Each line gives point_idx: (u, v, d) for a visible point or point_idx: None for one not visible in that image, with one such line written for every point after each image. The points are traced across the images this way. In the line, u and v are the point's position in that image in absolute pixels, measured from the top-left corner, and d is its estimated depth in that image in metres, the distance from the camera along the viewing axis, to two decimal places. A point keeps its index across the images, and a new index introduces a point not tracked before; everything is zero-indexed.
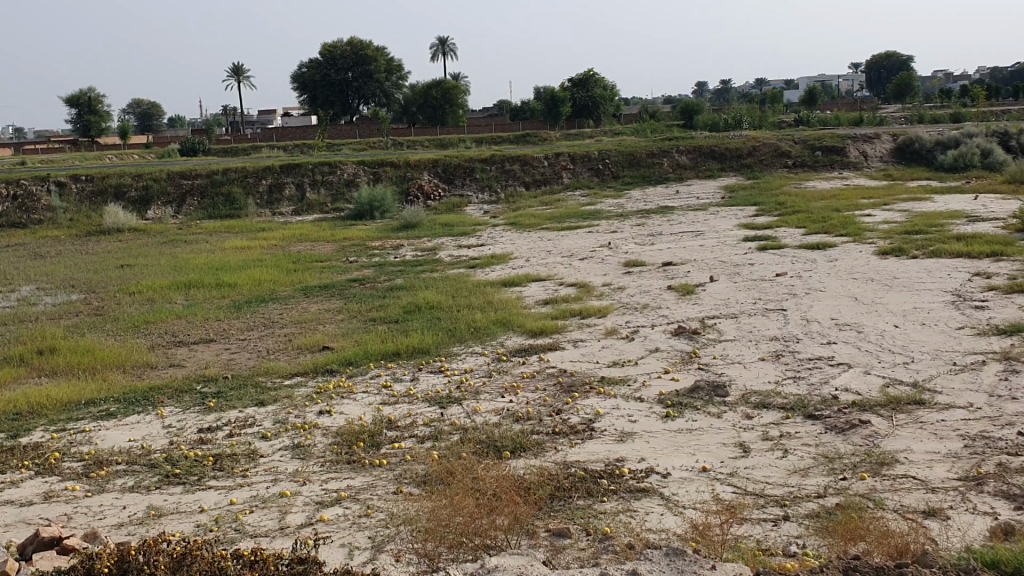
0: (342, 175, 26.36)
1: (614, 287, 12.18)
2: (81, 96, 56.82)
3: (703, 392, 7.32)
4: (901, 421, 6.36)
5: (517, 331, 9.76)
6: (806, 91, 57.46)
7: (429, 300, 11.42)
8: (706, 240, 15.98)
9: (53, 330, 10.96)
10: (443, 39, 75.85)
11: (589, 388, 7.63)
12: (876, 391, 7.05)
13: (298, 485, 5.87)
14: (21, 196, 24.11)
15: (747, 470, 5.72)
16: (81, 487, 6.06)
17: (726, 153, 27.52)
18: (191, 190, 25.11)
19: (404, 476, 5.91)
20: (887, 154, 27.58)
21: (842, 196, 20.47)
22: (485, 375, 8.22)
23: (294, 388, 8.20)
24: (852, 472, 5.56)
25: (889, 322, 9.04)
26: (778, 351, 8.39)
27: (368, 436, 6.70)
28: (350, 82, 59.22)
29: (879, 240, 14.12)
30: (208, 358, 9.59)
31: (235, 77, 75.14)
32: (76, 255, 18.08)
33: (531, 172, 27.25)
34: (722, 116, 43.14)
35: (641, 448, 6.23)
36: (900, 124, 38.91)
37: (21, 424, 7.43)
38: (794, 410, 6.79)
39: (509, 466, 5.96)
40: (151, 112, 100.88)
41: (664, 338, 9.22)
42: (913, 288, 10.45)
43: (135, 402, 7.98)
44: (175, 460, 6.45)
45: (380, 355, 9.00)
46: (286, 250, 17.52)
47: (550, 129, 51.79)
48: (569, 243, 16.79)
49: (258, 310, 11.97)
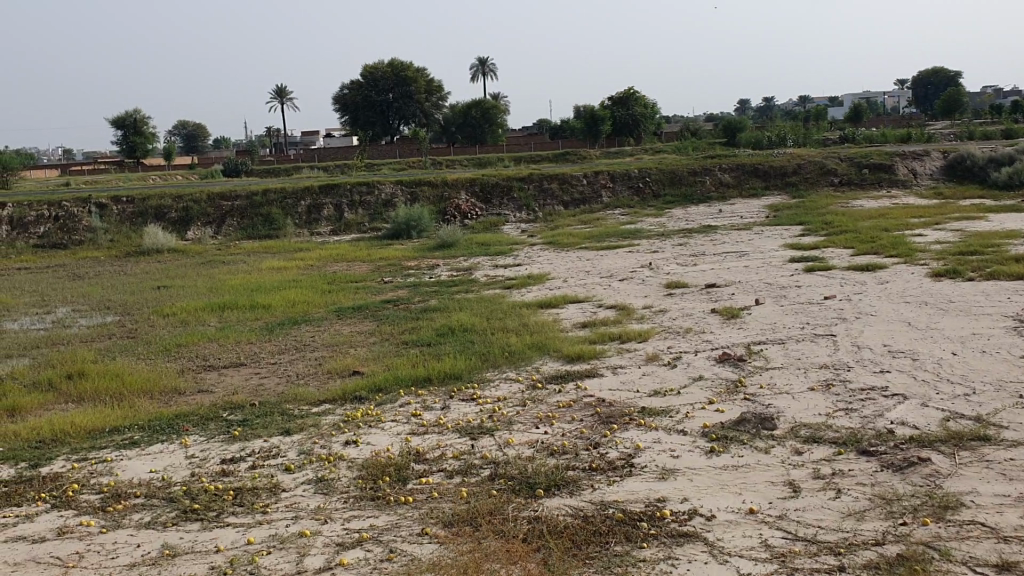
0: (380, 195, 26.26)
1: (655, 310, 11.79)
2: (127, 117, 57.72)
3: (749, 425, 6.91)
4: (964, 459, 5.90)
5: (553, 356, 9.42)
6: (852, 107, 56.31)
7: (463, 322, 11.13)
8: (751, 261, 15.52)
9: (83, 353, 10.83)
10: (484, 59, 76.17)
11: (629, 420, 7.25)
12: (936, 425, 6.59)
13: (319, 524, 5.58)
14: (63, 217, 24.31)
15: (798, 512, 5.31)
16: (96, 522, 5.82)
17: (771, 171, 27.03)
18: (231, 211, 25.18)
19: (431, 515, 5.59)
20: (937, 171, 26.88)
21: (892, 215, 19.90)
22: (520, 404, 7.87)
23: (322, 416, 7.93)
24: (913, 517, 5.12)
25: (947, 349, 8.55)
26: (829, 380, 7.94)
27: (394, 470, 6.39)
28: (391, 103, 59.45)
29: (933, 261, 13.56)
30: (238, 383, 9.37)
31: (278, 99, 76.13)
32: (113, 276, 18.07)
33: (570, 191, 26.93)
34: (764, 134, 42.57)
35: (683, 486, 5.85)
36: (950, 141, 38.08)
37: (43, 453, 7.25)
38: (847, 445, 6.36)
39: (542, 506, 5.63)
40: (197, 134, 102.75)
41: (707, 365, 8.82)
42: (970, 313, 9.94)
43: (160, 430, 7.77)
44: (194, 494, 6.19)
45: (411, 380, 8.71)
46: (323, 271, 17.37)
47: (590, 146, 51.25)
48: (608, 263, 16.44)
49: (290, 332, 11.76)
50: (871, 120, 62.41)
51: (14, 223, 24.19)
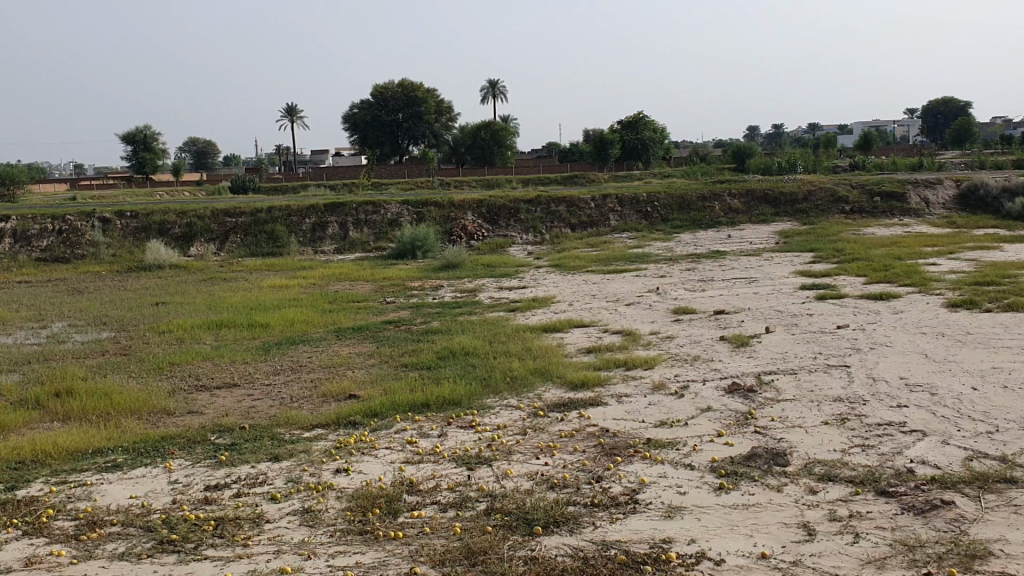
0: (386, 215, 26.03)
1: (662, 337, 11.44)
2: (138, 133, 57.67)
3: (760, 460, 6.56)
4: (990, 503, 5.54)
5: (556, 382, 9.10)
6: (862, 135, 56.02)
7: (464, 346, 10.81)
8: (761, 288, 15.18)
9: (72, 370, 10.52)
10: (494, 81, 76.27)
11: (634, 452, 6.91)
12: (958, 465, 6.24)
13: (302, 559, 5.26)
14: (66, 231, 24.13)
15: (813, 558, 4.97)
16: (67, 552, 5.50)
17: (781, 198, 26.76)
18: (235, 227, 24.96)
19: (422, 552, 5.27)
20: (950, 201, 26.54)
21: (905, 243, 19.56)
22: (520, 433, 7.53)
23: (313, 442, 7.59)
24: (938, 566, 4.79)
25: (967, 384, 8.20)
26: (844, 414, 7.58)
27: (386, 502, 6.06)
28: (400, 123, 59.41)
29: (949, 291, 13.22)
30: (230, 405, 9.04)
31: (289, 117, 76.35)
32: (112, 292, 17.78)
33: (577, 214, 26.67)
34: (774, 160, 42.39)
35: (690, 526, 5.50)
36: (962, 171, 37.76)
37: (20, 474, 6.93)
38: (865, 485, 6.00)
39: (539, 545, 5.30)
40: (207, 150, 103.04)
41: (716, 395, 8.47)
42: (990, 345, 9.58)
43: (144, 453, 7.44)
44: (173, 523, 5.86)
45: (408, 406, 8.38)
46: (324, 290, 17.07)
47: (598, 169, 51.00)
48: (615, 287, 16.14)
49: (287, 353, 11.45)
50: (880, 149, 62.12)
51: (17, 235, 24.01)
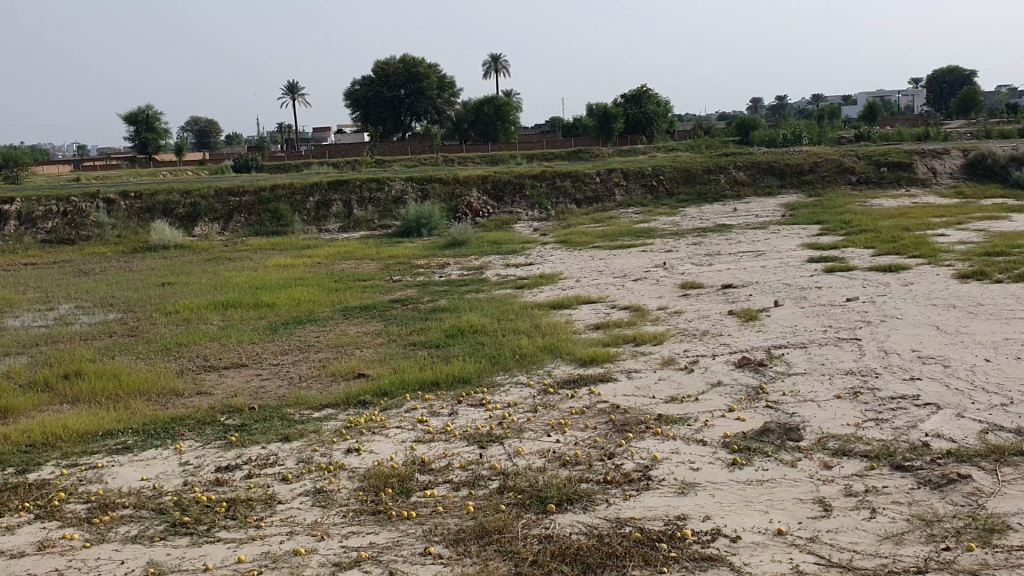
0: (390, 192, 25.92)
1: (670, 312, 11.37)
2: (140, 113, 57.50)
3: (773, 435, 6.50)
4: (1007, 476, 5.50)
5: (565, 359, 9.05)
6: (867, 106, 55.90)
7: (472, 323, 10.76)
8: (768, 261, 15.09)
9: (81, 352, 10.48)
10: (497, 55, 75.77)
11: (645, 429, 6.87)
12: (974, 438, 6.19)
13: (315, 541, 5.23)
14: (71, 212, 24.07)
15: (830, 534, 4.94)
16: (79, 536, 5.49)
17: (787, 169, 26.60)
18: (239, 207, 24.88)
19: (435, 532, 5.24)
20: (958, 170, 26.36)
21: (912, 214, 19.44)
22: (531, 411, 7.50)
23: (323, 423, 7.55)
24: (956, 541, 4.76)
25: (979, 356, 8.13)
26: (856, 388, 7.52)
27: (397, 481, 6.03)
28: (403, 100, 59.10)
29: (958, 262, 13.13)
30: (238, 385, 9.02)
31: (290, 95, 75.99)
32: (118, 273, 17.71)
33: (582, 189, 26.53)
34: (779, 132, 42.15)
35: (705, 503, 5.47)
36: (969, 140, 37.62)
37: (31, 457, 6.91)
38: (880, 459, 5.96)
39: (553, 523, 5.27)
40: (208, 129, 102.52)
41: (727, 370, 8.41)
42: (1000, 317, 9.50)
43: (154, 435, 7.42)
44: (185, 506, 5.83)
45: (418, 385, 8.34)
46: (330, 270, 16.98)
47: (603, 144, 50.81)
48: (621, 263, 16.03)
49: (294, 332, 11.40)
50: (887, 120, 62.07)
51: (22, 217, 23.90)
